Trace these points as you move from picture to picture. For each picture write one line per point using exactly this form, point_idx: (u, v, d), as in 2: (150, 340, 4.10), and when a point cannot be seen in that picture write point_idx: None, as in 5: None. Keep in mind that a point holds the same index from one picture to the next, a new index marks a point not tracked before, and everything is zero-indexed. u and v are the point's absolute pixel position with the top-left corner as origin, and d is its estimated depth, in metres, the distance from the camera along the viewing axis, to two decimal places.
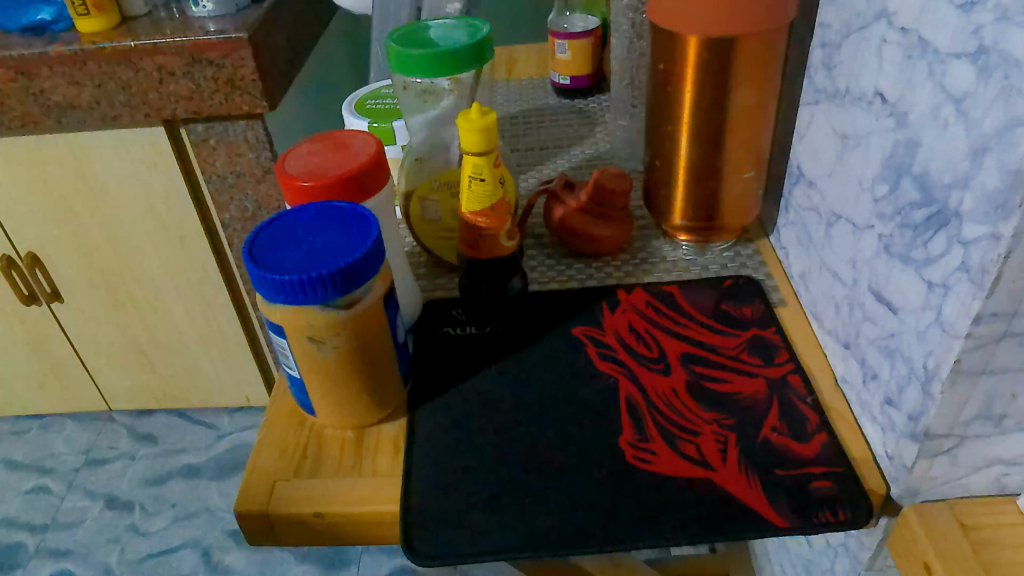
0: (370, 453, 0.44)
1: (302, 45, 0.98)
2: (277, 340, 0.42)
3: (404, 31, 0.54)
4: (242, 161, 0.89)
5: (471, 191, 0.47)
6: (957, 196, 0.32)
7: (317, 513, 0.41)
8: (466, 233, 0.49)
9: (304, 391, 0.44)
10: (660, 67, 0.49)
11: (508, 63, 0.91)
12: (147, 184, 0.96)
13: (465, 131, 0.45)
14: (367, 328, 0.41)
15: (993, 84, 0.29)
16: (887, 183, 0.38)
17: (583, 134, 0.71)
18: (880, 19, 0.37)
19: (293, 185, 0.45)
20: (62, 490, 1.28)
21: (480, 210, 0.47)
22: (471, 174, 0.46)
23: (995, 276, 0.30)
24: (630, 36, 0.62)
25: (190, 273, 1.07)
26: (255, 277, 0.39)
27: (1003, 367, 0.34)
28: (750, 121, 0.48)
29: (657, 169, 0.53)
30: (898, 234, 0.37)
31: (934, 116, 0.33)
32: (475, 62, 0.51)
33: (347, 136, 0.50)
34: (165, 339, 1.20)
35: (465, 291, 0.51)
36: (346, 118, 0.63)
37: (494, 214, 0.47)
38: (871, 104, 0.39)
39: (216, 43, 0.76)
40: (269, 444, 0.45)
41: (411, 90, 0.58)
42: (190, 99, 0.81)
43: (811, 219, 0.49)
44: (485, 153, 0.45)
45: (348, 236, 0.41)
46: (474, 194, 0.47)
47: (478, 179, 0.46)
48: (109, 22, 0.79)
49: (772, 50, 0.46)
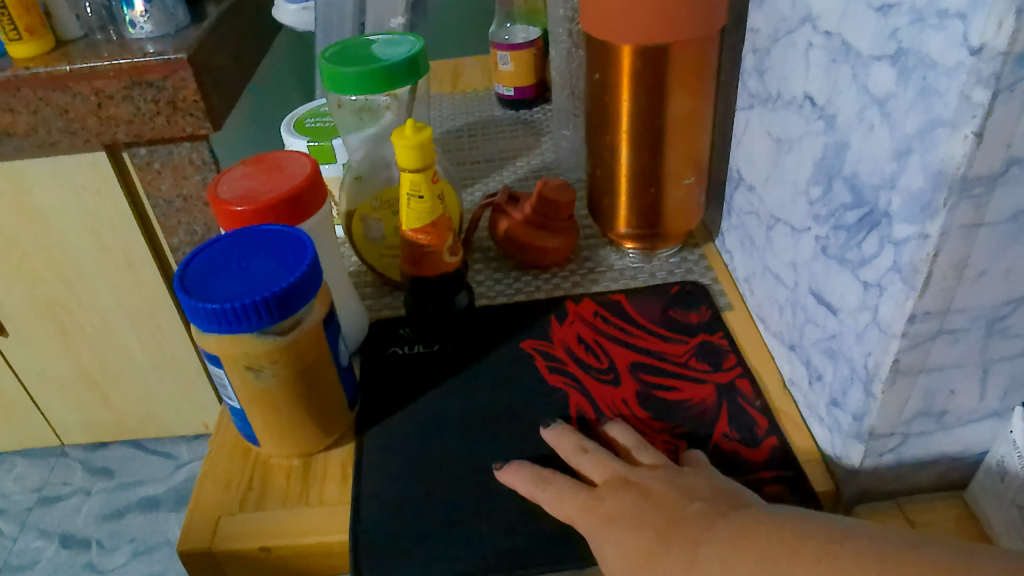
0: (318, 482, 0.43)
1: (246, 64, 0.96)
2: (215, 371, 0.41)
3: (338, 48, 0.53)
4: (188, 184, 0.86)
5: (409, 209, 0.46)
6: (886, 197, 0.32)
7: (263, 547, 0.39)
8: (408, 250, 0.48)
9: (245, 421, 0.43)
10: (596, 77, 0.49)
11: (454, 76, 0.91)
12: (90, 212, 0.94)
13: (401, 148, 0.44)
14: (308, 353, 0.40)
15: (912, 85, 0.29)
16: (820, 186, 0.38)
17: (529, 144, 0.71)
18: (806, 24, 0.38)
19: (226, 211, 0.44)
20: (14, 532, 1.23)
21: (420, 227, 0.46)
22: (409, 192, 0.45)
23: (926, 274, 0.30)
24: (568, 46, 0.63)
25: (141, 299, 1.05)
26: (187, 306, 0.38)
27: (939, 364, 0.34)
28: (687, 127, 0.48)
29: (598, 179, 0.53)
30: (834, 236, 0.37)
31: (860, 119, 0.34)
32: (409, 77, 0.50)
33: (283, 158, 0.48)
34: (117, 368, 1.16)
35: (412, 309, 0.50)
36: (284, 137, 0.61)
37: (435, 231, 0.47)
38: (801, 107, 0.39)
39: (154, 65, 0.74)
40: (213, 476, 0.44)
41: (347, 108, 0.57)
42: (131, 123, 0.79)
43: (752, 223, 0.49)
44: (422, 169, 0.44)
45: (281, 261, 0.40)
46: (414, 212, 0.46)
47: (416, 196, 0.45)
48: (42, 46, 0.77)
49: (705, 56, 0.46)
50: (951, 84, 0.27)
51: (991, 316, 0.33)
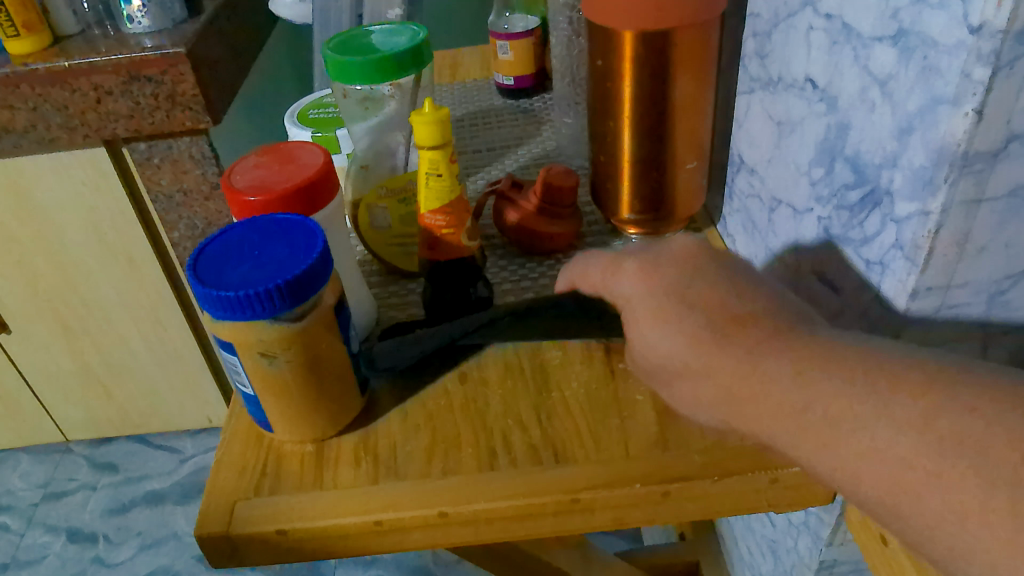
0: (330, 466, 0.43)
1: (243, 57, 0.96)
2: (228, 358, 0.41)
3: (341, 38, 0.54)
4: (188, 178, 0.87)
5: (428, 188, 0.48)
6: (887, 175, 0.33)
7: (280, 530, 0.40)
8: (426, 233, 0.49)
9: (259, 407, 0.43)
10: (598, 63, 0.49)
11: (451, 66, 0.91)
12: (90, 207, 0.94)
13: (419, 125, 0.45)
14: (320, 339, 0.41)
15: (913, 65, 0.30)
16: (822, 166, 0.39)
17: (530, 133, 0.71)
18: (806, 7, 0.38)
19: (240, 200, 0.44)
20: (20, 527, 1.24)
21: (439, 207, 0.48)
22: (427, 171, 0.47)
23: (928, 250, 0.31)
24: (568, 33, 0.63)
25: (142, 294, 1.05)
26: (200, 295, 0.38)
27: (941, 339, 0.35)
28: (690, 111, 0.49)
29: (601, 165, 0.54)
30: (836, 216, 0.38)
31: (862, 100, 0.34)
32: (414, 65, 0.51)
33: (295, 148, 0.49)
34: (120, 363, 1.17)
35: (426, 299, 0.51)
36: (290, 129, 0.63)
37: (454, 211, 0.48)
38: (803, 90, 0.40)
39: (153, 60, 0.75)
40: (228, 463, 0.44)
41: (352, 98, 0.58)
42: (130, 117, 0.79)
43: (754, 206, 0.49)
44: (440, 147, 0.46)
45: (293, 249, 0.41)
46: (432, 191, 0.48)
47: (435, 174, 0.47)
48: (40, 42, 0.77)
49: (706, 41, 0.46)
50: (952, 63, 0.27)
51: (992, 290, 0.33)
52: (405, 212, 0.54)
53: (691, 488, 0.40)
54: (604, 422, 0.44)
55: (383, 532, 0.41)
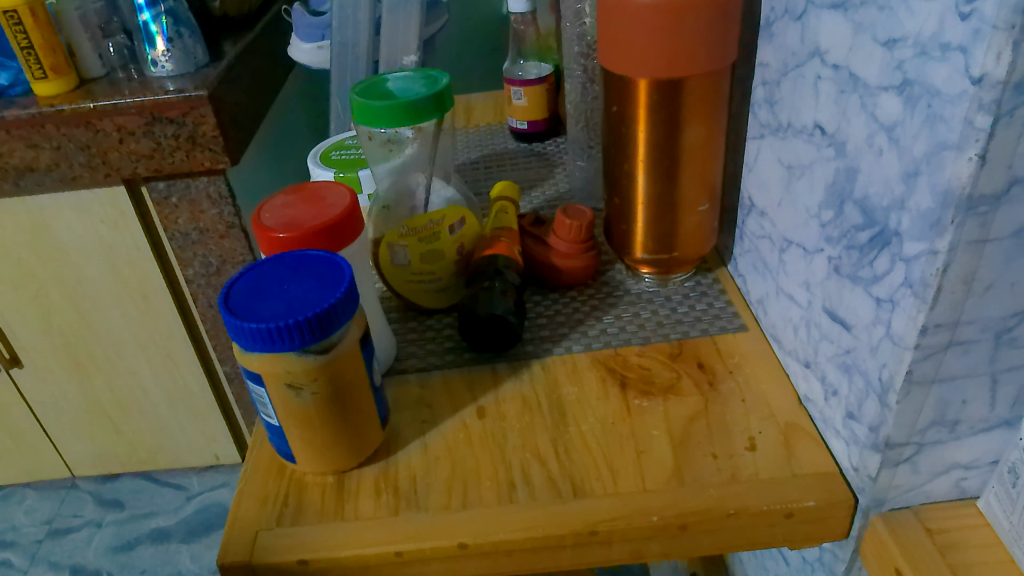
0: (351, 497, 0.44)
1: (262, 100, 0.99)
2: (255, 389, 0.42)
3: (365, 83, 0.56)
4: (205, 218, 0.88)
5: (499, 217, 0.60)
6: (896, 217, 0.34)
7: (301, 560, 0.41)
8: (473, 247, 0.59)
9: (282, 438, 0.44)
10: (614, 109, 0.52)
11: (466, 110, 0.94)
12: (108, 244, 0.96)
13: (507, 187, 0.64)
14: (345, 372, 0.42)
15: (918, 112, 0.32)
16: (832, 209, 0.41)
17: (544, 175, 0.74)
18: (814, 57, 0.40)
19: (269, 237, 0.46)
20: (24, 564, 1.24)
21: (497, 228, 0.59)
22: (501, 208, 0.61)
23: (937, 288, 0.32)
24: (583, 80, 0.66)
25: (155, 330, 1.06)
26: (232, 327, 0.40)
27: (950, 374, 0.36)
28: (701, 155, 0.51)
29: (616, 206, 0.56)
30: (846, 256, 0.40)
31: (869, 145, 0.36)
32: (435, 111, 0.53)
33: (322, 187, 0.51)
34: (129, 399, 1.17)
35: (467, 331, 0.53)
36: (313, 169, 0.66)
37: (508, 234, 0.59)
38: (812, 135, 0.42)
39: (175, 102, 0.77)
40: (250, 494, 0.45)
41: (376, 140, 0.60)
42: (150, 158, 0.82)
43: (765, 247, 0.51)
44: (513, 201, 0.63)
45: (321, 283, 0.42)
46: (502, 219, 0.60)
47: (505, 211, 0.61)
48: (66, 84, 0.80)
49: (717, 90, 0.48)
50: (955, 111, 0.29)
51: (998, 327, 0.35)
52: (425, 250, 0.56)
53: (707, 522, 0.41)
54: (620, 456, 0.45)
55: (402, 563, 0.41)
